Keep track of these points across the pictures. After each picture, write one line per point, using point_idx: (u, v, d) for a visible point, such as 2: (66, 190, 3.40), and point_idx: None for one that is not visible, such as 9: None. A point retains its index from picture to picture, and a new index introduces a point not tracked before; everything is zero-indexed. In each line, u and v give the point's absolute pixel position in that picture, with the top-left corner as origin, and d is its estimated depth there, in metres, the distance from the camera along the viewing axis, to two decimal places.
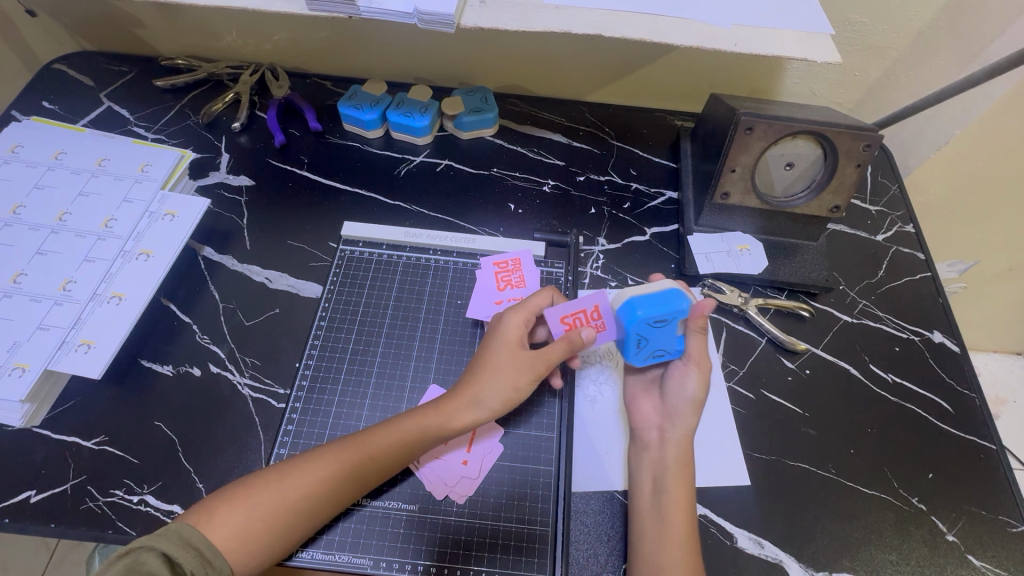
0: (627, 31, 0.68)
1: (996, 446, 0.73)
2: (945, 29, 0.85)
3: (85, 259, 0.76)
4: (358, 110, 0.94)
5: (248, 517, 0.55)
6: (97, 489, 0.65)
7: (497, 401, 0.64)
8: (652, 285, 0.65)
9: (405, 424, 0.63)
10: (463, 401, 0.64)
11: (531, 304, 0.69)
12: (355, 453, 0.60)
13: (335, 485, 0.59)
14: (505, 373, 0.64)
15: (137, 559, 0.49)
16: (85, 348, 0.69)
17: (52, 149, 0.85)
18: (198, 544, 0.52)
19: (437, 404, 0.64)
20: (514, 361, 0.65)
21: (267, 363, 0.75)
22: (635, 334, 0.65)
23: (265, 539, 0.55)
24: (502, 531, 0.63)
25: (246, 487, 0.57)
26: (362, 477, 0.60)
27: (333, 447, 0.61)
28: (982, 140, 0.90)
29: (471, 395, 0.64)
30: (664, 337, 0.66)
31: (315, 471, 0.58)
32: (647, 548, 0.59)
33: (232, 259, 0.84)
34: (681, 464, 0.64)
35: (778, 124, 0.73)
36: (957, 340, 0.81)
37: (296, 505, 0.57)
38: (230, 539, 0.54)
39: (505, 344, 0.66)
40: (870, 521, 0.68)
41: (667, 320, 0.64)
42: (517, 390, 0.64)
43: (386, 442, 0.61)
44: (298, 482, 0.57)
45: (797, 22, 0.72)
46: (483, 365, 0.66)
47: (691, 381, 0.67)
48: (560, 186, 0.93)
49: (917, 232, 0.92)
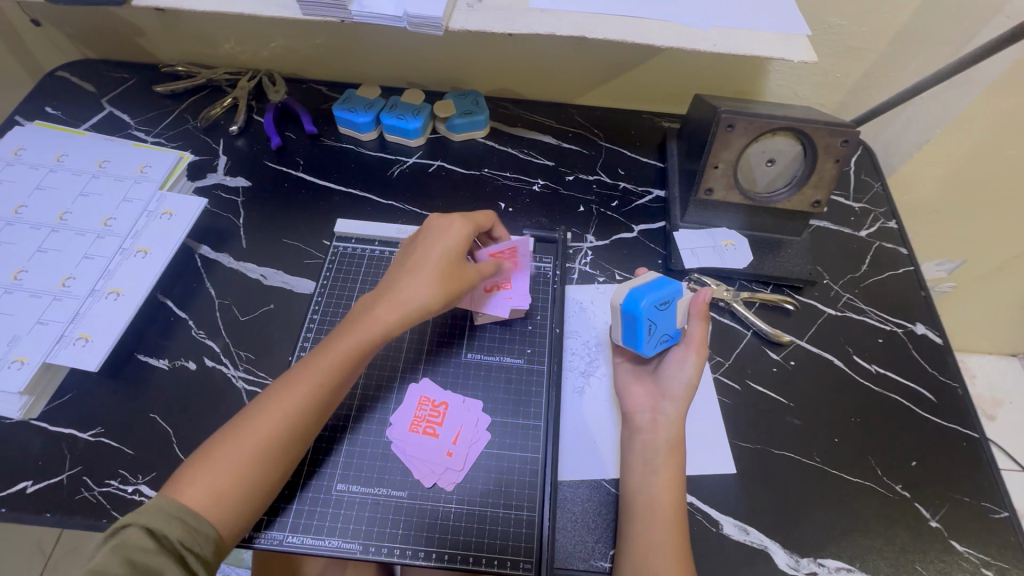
0: (609, 32, 0.71)
1: (979, 434, 0.74)
2: (921, 31, 0.88)
3: (85, 256, 0.78)
4: (353, 113, 0.96)
5: (221, 476, 0.56)
6: (92, 480, 0.67)
7: (425, 301, 0.67)
8: (646, 275, 0.70)
9: (342, 344, 0.64)
10: (389, 306, 0.66)
11: (475, 219, 0.74)
12: (300, 388, 0.62)
13: (292, 420, 0.60)
14: (428, 277, 0.67)
15: (126, 535, 0.50)
16: (83, 342, 0.70)
17: (54, 151, 0.88)
18: (179, 515, 0.53)
19: (370, 317, 0.66)
20: (447, 264, 0.68)
21: (261, 357, 0.76)
22: (646, 321, 0.67)
23: (243, 489, 0.57)
24: (490, 516, 0.64)
25: (204, 455, 0.57)
26: (316, 405, 0.62)
27: (280, 388, 0.62)
28: (960, 138, 0.93)
29: (393, 302, 0.66)
30: (669, 322, 0.69)
31: (274, 416, 0.60)
32: (638, 528, 0.60)
33: (228, 257, 0.85)
34: (673, 445, 0.64)
35: (758, 121, 0.75)
36: (940, 332, 0.82)
37: (278, 429, 0.59)
38: (205, 501, 0.55)
39: (440, 248, 0.69)
40: (854, 508, 0.69)
41: (670, 302, 0.67)
42: (434, 289, 0.67)
43: (325, 371, 0.63)
44: (274, 403, 0.60)
45: (775, 23, 0.74)
46: (405, 273, 0.68)
47: (691, 364, 0.68)
48: (550, 185, 0.96)
49: (900, 228, 0.94)
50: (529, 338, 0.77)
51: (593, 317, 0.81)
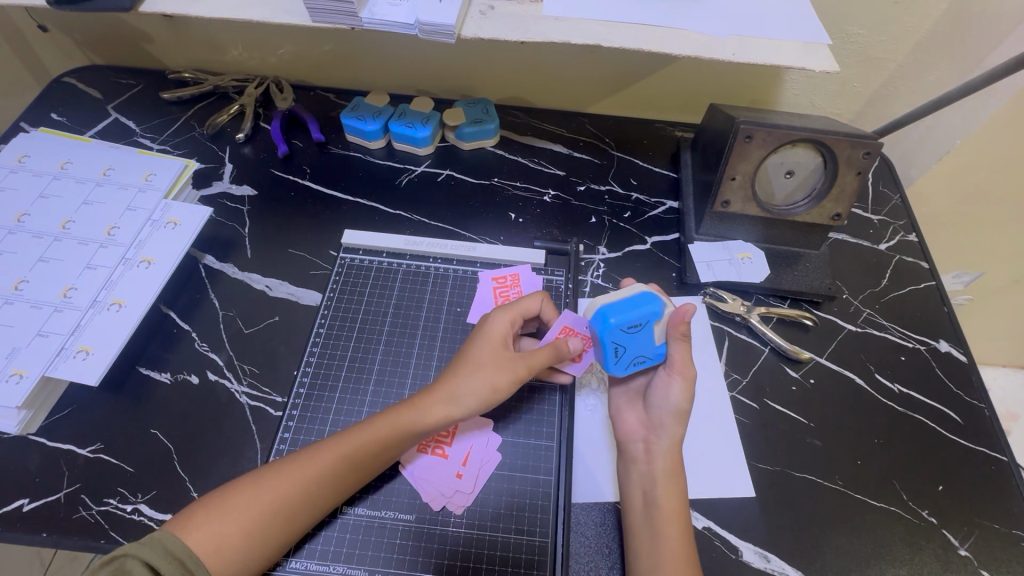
0: (625, 40, 0.69)
1: (1007, 457, 0.71)
2: (944, 40, 0.86)
3: (87, 266, 0.76)
4: (360, 121, 0.95)
5: (226, 525, 0.54)
6: (90, 498, 0.65)
7: (475, 398, 0.62)
8: (627, 290, 0.64)
9: (381, 426, 0.61)
10: (440, 397, 0.62)
11: (520, 306, 0.68)
12: (329, 456, 0.59)
13: (315, 489, 0.58)
14: (478, 375, 0.63)
15: (123, 566, 0.49)
16: (84, 355, 0.69)
17: (58, 159, 0.86)
18: (180, 556, 0.51)
19: (415, 402, 0.63)
20: (499, 358, 0.64)
21: (266, 371, 0.74)
22: (612, 342, 0.63)
23: (246, 550, 0.54)
24: (501, 542, 0.62)
25: (219, 498, 0.55)
26: (341, 480, 0.59)
27: (310, 453, 0.59)
28: (983, 149, 0.90)
29: (449, 389, 0.62)
30: (643, 343, 0.64)
31: (294, 474, 0.57)
32: (644, 563, 0.57)
33: (233, 268, 0.84)
34: (672, 476, 0.61)
35: (778, 132, 0.73)
36: (964, 349, 0.80)
37: (294, 495, 0.57)
38: (208, 549, 0.53)
39: (489, 343, 0.65)
40: (880, 535, 0.66)
41: (642, 324, 0.62)
42: (495, 389, 0.62)
43: (360, 450, 0.60)
44: (298, 467, 0.58)
45: (795, 32, 0.72)
46: (467, 361, 0.64)
47: (674, 390, 0.64)
48: (561, 195, 0.94)
49: (920, 241, 0.91)
50: None
51: None
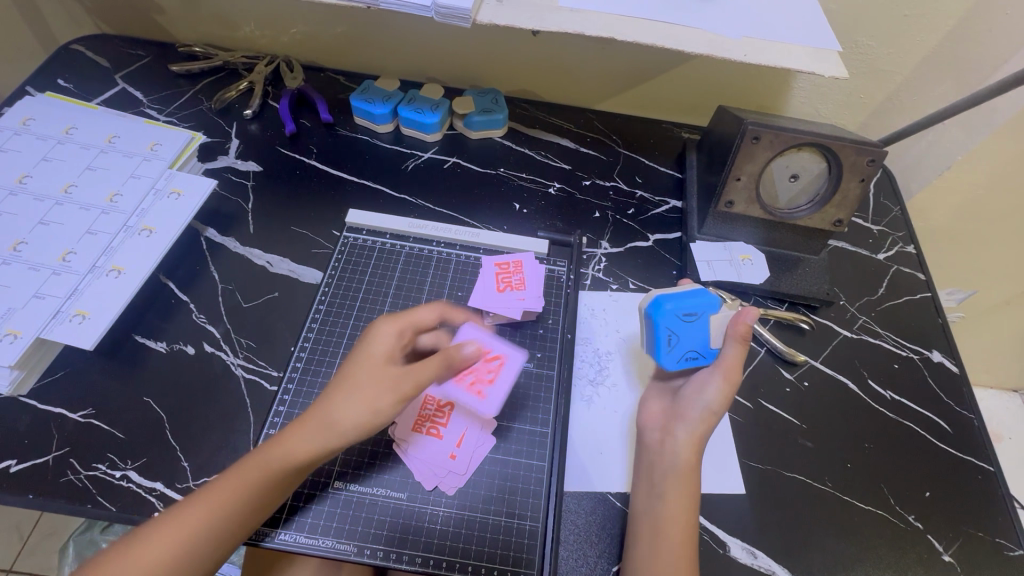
0: (638, 35, 0.70)
1: (994, 467, 0.72)
2: (950, 55, 0.87)
3: (87, 231, 0.75)
4: (370, 104, 0.95)
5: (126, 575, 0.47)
6: (79, 462, 0.64)
7: (361, 423, 0.54)
8: (682, 287, 0.69)
9: (306, 425, 0.54)
10: (323, 422, 0.54)
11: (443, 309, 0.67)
12: (256, 466, 0.53)
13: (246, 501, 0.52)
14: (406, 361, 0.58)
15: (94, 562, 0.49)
16: (80, 319, 0.68)
17: (63, 124, 0.86)
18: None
19: (295, 430, 0.55)
20: (379, 376, 0.56)
21: (262, 345, 0.74)
22: (665, 329, 0.66)
23: None
24: (491, 524, 0.62)
25: (144, 530, 0.50)
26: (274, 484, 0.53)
27: (239, 464, 0.54)
28: (982, 166, 0.92)
29: (329, 414, 0.54)
30: (698, 337, 0.66)
31: (191, 513, 0.51)
32: (645, 552, 0.57)
33: (234, 242, 0.83)
34: (685, 471, 0.60)
35: (785, 135, 0.74)
36: (956, 360, 0.81)
37: (190, 540, 0.50)
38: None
39: (365, 360, 0.57)
40: (866, 537, 0.67)
41: (695, 314, 0.66)
42: (376, 412, 0.55)
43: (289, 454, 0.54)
44: (194, 509, 0.51)
45: (806, 38, 0.73)
46: (346, 382, 0.56)
47: (712, 391, 0.62)
48: (566, 188, 0.94)
49: (918, 253, 0.92)
50: (540, 342, 0.75)
51: (606, 325, 0.79)
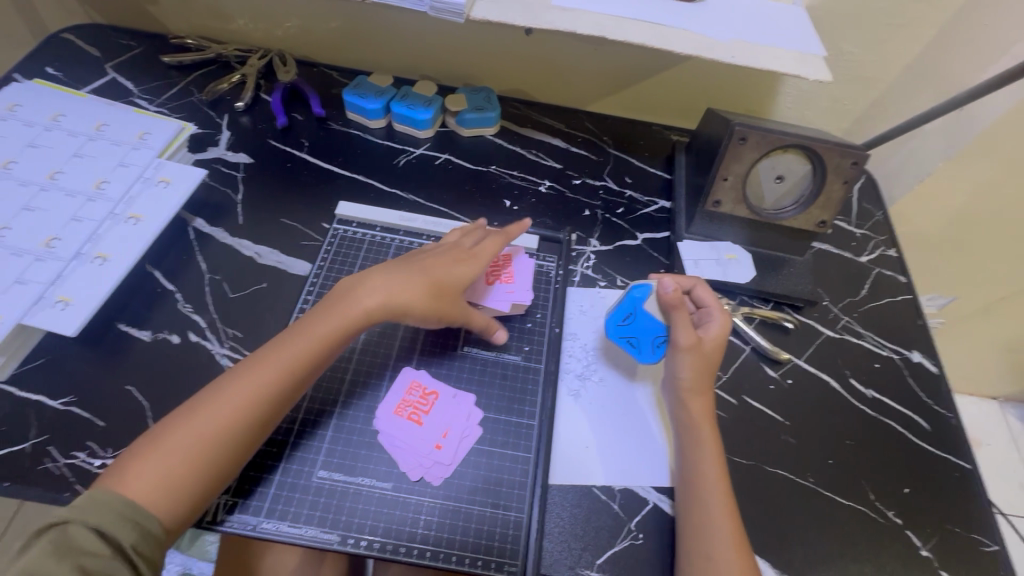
0: (630, 35, 0.71)
1: (971, 465, 0.74)
2: (932, 64, 0.90)
3: (73, 218, 0.75)
4: (362, 99, 0.95)
5: (166, 454, 0.55)
6: (57, 450, 0.63)
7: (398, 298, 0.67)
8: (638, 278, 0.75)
9: (332, 321, 0.65)
10: (361, 305, 0.66)
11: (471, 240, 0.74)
12: (255, 380, 0.60)
13: (248, 414, 0.58)
14: (408, 292, 0.67)
15: (68, 535, 0.49)
16: (63, 305, 0.67)
17: (51, 111, 0.85)
18: (124, 512, 0.52)
19: (329, 318, 0.65)
20: (418, 268, 0.69)
21: (249, 336, 0.74)
22: (625, 339, 0.73)
23: (184, 476, 0.55)
24: (476, 516, 0.62)
25: (154, 440, 0.56)
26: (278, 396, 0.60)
27: (235, 377, 0.60)
28: (961, 173, 0.94)
29: (368, 299, 0.66)
30: (653, 325, 0.71)
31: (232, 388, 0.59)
32: (697, 544, 0.58)
33: (223, 232, 0.83)
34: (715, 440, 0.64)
35: (770, 136, 0.76)
36: (935, 361, 0.82)
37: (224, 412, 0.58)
38: (151, 490, 0.53)
39: (407, 263, 0.70)
40: (845, 531, 0.68)
41: (631, 313, 0.72)
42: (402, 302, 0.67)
43: (292, 365, 0.61)
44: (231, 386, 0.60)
45: (792, 43, 0.75)
46: (381, 274, 0.69)
47: (680, 366, 0.67)
48: (556, 187, 0.95)
49: (899, 256, 0.94)
50: (527, 336, 0.76)
51: (595, 321, 0.79)
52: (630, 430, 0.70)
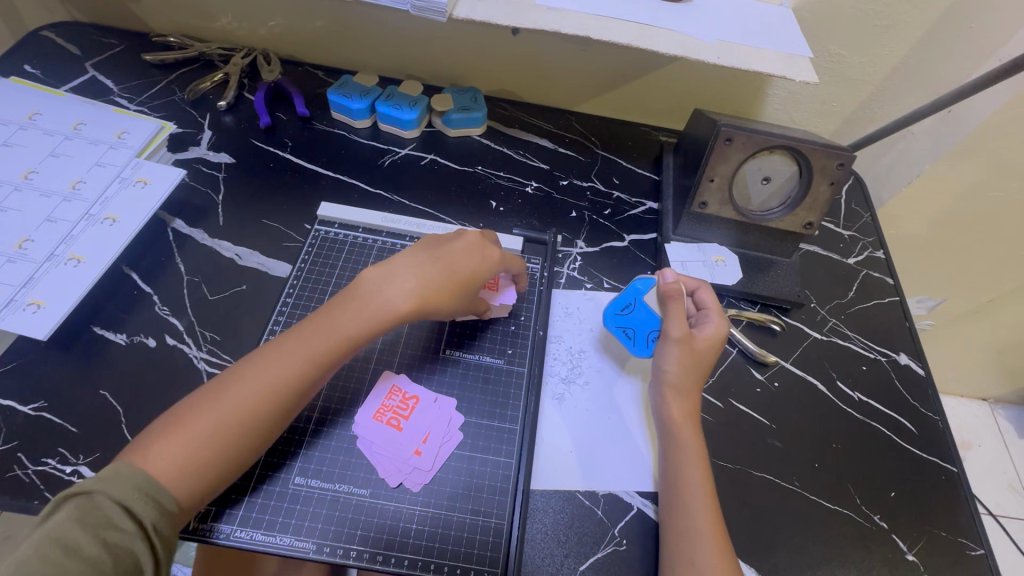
0: (615, 35, 0.70)
1: (957, 468, 0.73)
2: (918, 66, 0.89)
3: (47, 219, 0.73)
4: (347, 98, 0.94)
5: (190, 438, 0.53)
6: (27, 457, 0.61)
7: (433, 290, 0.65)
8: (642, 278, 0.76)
9: (367, 312, 0.63)
10: (400, 293, 0.65)
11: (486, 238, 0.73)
12: (288, 366, 0.59)
13: (274, 402, 0.57)
14: (438, 278, 0.66)
15: (93, 504, 0.47)
16: (34, 308, 0.66)
17: (27, 109, 0.83)
18: (147, 488, 0.50)
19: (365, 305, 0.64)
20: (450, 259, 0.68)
21: (228, 339, 0.72)
22: (616, 328, 0.73)
23: (207, 463, 0.54)
24: (456, 523, 0.61)
25: (177, 420, 0.54)
26: (305, 385, 0.59)
27: (260, 362, 0.59)
28: (949, 175, 0.94)
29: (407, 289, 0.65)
30: (647, 317, 0.72)
31: (261, 375, 0.58)
32: (675, 545, 0.58)
33: (202, 233, 0.82)
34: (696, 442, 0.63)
35: (757, 137, 0.75)
36: (922, 363, 0.82)
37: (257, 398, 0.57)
38: (174, 471, 0.52)
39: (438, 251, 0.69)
40: (831, 536, 0.67)
41: (630, 303, 0.73)
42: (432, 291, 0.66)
43: (320, 355, 0.60)
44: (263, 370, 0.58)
45: (778, 44, 0.75)
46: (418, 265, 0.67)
47: (667, 358, 0.67)
48: (543, 188, 0.94)
49: (887, 258, 0.94)
50: (511, 339, 0.75)
51: (580, 324, 0.78)
52: (614, 433, 0.69)
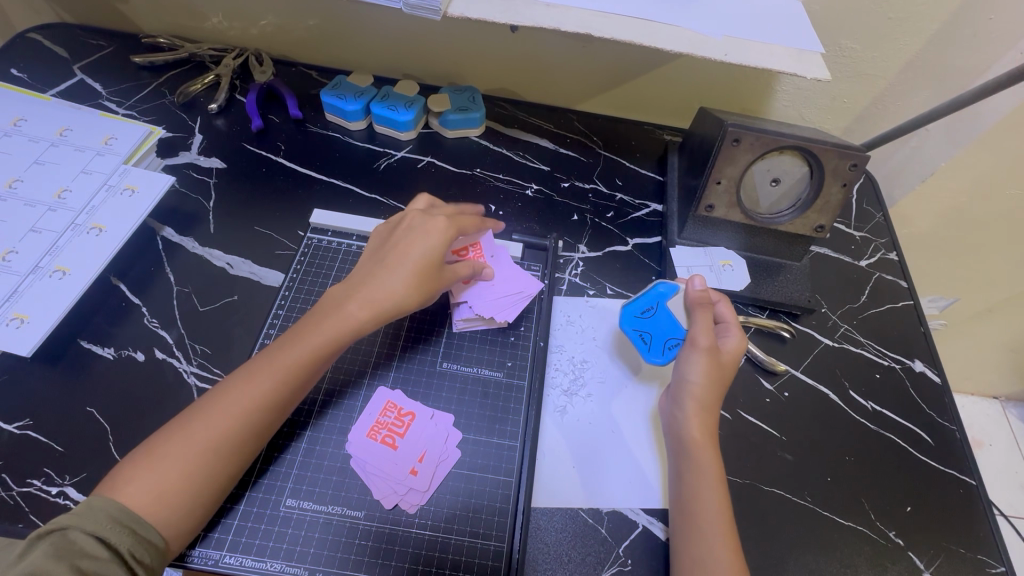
0: (617, 32, 0.67)
1: (977, 481, 0.70)
2: (935, 60, 0.86)
3: (32, 229, 0.71)
4: (341, 100, 0.91)
5: (163, 470, 0.53)
6: (12, 478, 0.60)
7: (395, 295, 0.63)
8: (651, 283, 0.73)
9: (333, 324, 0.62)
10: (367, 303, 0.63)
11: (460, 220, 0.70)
12: (256, 384, 0.58)
13: (246, 419, 0.56)
14: (400, 278, 0.64)
15: (67, 539, 0.47)
16: (18, 323, 0.64)
17: (12, 115, 0.81)
18: (124, 520, 0.50)
19: (334, 307, 0.63)
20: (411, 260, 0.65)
21: (218, 352, 0.70)
22: (633, 331, 0.70)
23: (186, 491, 0.53)
24: (454, 545, 0.59)
25: (151, 449, 0.54)
26: (276, 397, 0.58)
27: (230, 384, 0.58)
28: (966, 174, 0.91)
29: (370, 296, 0.63)
30: (670, 325, 0.69)
31: (230, 398, 0.57)
32: (687, 556, 0.56)
33: (192, 242, 0.79)
34: (710, 452, 0.61)
35: (766, 138, 0.72)
36: (938, 370, 0.79)
37: (231, 420, 0.56)
38: (147, 504, 0.51)
39: (403, 249, 0.66)
40: (845, 554, 0.65)
41: (653, 307, 0.70)
42: (402, 292, 0.64)
43: (288, 365, 0.59)
44: (234, 392, 0.57)
45: (788, 39, 0.71)
46: (379, 269, 0.65)
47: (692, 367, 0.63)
48: (544, 190, 0.91)
49: (900, 260, 0.90)
50: (511, 350, 0.72)
51: (583, 333, 0.76)
52: (623, 443, 0.67)
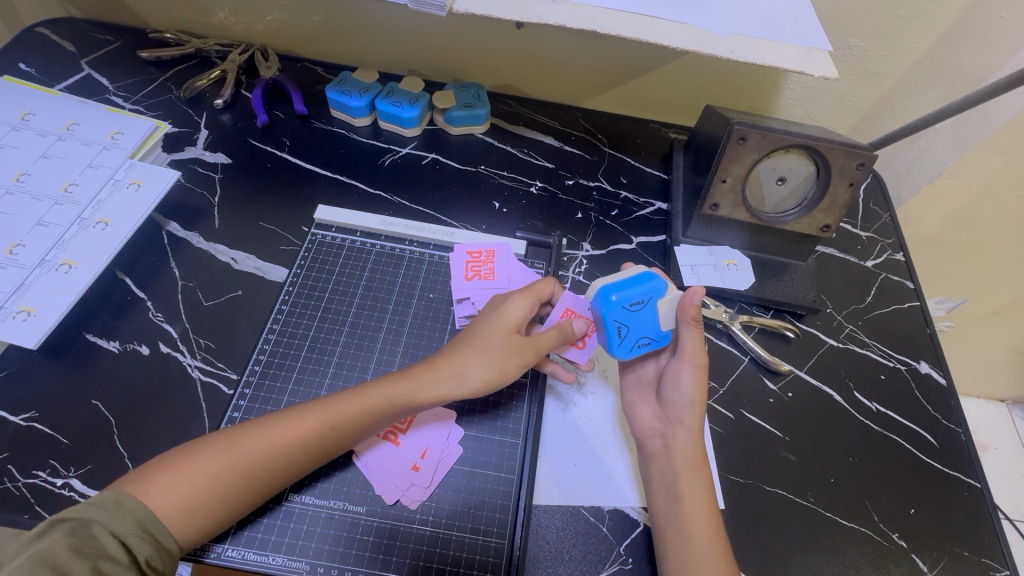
0: (623, 29, 0.67)
1: (982, 484, 0.70)
2: (945, 58, 0.85)
3: (38, 223, 0.71)
4: (346, 96, 0.91)
5: (192, 482, 0.53)
6: (18, 469, 0.60)
7: (478, 379, 0.61)
8: (629, 269, 0.64)
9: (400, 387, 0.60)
10: (441, 373, 0.61)
11: (535, 289, 0.66)
12: (307, 429, 0.57)
13: (284, 462, 0.56)
14: (484, 359, 0.61)
15: (90, 531, 0.48)
16: (24, 316, 0.64)
17: (20, 109, 0.82)
18: (148, 526, 0.50)
19: (413, 373, 0.62)
20: (498, 342, 0.61)
21: (222, 346, 0.70)
22: (614, 321, 0.61)
23: (209, 503, 0.53)
24: (456, 541, 0.59)
25: (182, 457, 0.54)
26: (320, 449, 0.58)
27: (281, 419, 0.58)
28: (975, 174, 0.90)
29: (450, 366, 0.61)
30: (649, 325, 0.63)
31: (279, 433, 0.57)
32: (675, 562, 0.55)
33: (198, 237, 0.80)
34: (695, 467, 0.60)
35: (772, 136, 0.71)
36: (944, 372, 0.78)
37: (273, 456, 0.56)
38: (176, 510, 0.52)
39: (498, 327, 0.62)
40: (847, 555, 0.64)
41: (644, 303, 0.61)
42: (491, 373, 0.61)
43: (342, 420, 0.58)
44: (285, 430, 0.57)
45: (796, 37, 0.71)
46: (467, 340, 0.63)
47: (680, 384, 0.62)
48: (548, 188, 0.91)
49: (907, 261, 0.90)
50: None
51: None
52: (623, 444, 0.66)
